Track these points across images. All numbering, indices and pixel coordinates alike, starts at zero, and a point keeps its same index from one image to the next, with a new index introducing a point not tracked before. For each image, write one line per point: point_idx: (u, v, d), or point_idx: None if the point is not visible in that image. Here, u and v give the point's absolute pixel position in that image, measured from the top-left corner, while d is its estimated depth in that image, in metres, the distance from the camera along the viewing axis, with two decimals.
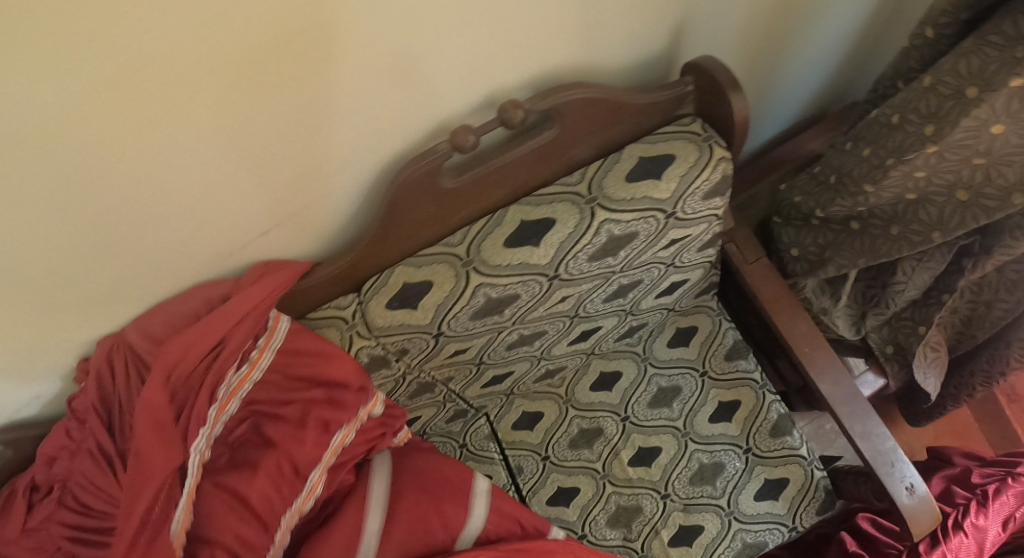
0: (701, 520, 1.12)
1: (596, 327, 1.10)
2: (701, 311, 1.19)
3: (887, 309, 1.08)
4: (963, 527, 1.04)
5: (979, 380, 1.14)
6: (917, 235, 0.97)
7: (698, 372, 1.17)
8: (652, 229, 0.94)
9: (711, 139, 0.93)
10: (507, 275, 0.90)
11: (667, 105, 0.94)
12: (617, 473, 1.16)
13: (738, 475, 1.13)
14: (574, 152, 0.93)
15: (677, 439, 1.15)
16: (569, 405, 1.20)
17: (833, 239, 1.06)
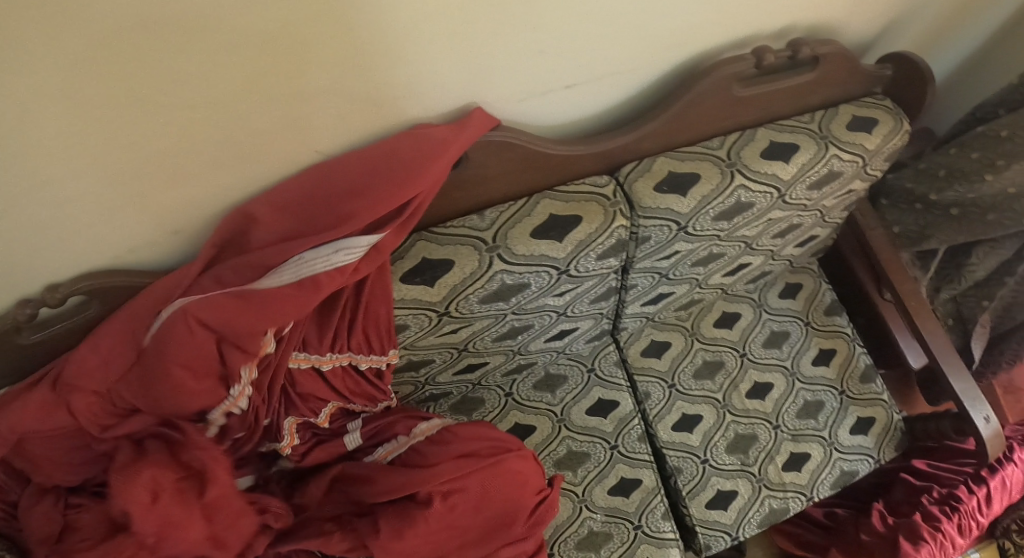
0: (808, 449, 1.24)
1: (749, 263, 1.19)
2: (805, 272, 1.34)
3: (959, 284, 1.32)
4: (1013, 460, 1.27)
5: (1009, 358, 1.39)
6: (1010, 220, 1.21)
7: (805, 322, 1.31)
8: (851, 173, 1.10)
9: (900, 115, 1.12)
10: (758, 181, 1.00)
11: (869, 78, 1.12)
12: (735, 404, 1.24)
13: (836, 413, 1.27)
14: (809, 102, 1.08)
15: (787, 378, 1.27)
16: (695, 339, 1.26)
17: (931, 221, 1.28)
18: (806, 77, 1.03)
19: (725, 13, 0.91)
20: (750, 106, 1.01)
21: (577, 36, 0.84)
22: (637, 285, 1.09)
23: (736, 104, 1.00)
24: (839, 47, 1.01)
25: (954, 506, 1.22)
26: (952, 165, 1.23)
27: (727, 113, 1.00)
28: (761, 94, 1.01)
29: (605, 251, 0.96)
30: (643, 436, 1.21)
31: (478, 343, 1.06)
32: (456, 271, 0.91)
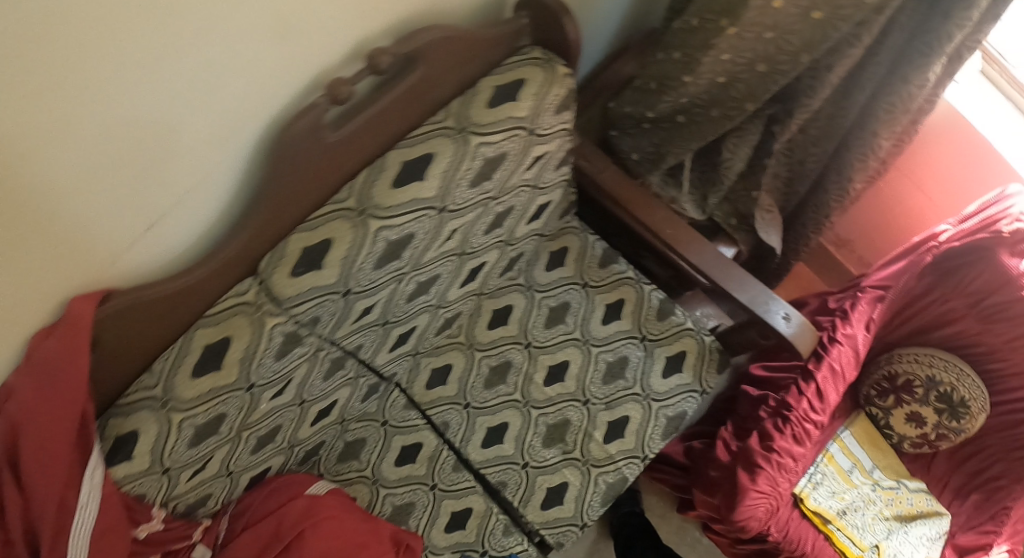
0: (625, 411, 1.21)
1: (481, 263, 1.16)
2: (570, 232, 1.29)
3: (724, 184, 1.26)
4: (836, 339, 1.21)
5: (812, 229, 1.37)
6: (735, 109, 1.14)
7: (581, 284, 1.26)
8: (519, 146, 1.02)
9: (554, 61, 1.03)
10: (398, 216, 0.94)
11: (505, 38, 1.01)
12: (536, 396, 1.22)
13: (642, 362, 1.23)
14: (439, 93, 0.99)
15: (581, 348, 1.24)
16: (474, 350, 1.24)
17: (665, 136, 1.22)
18: (413, 78, 0.93)
19: (280, 70, 0.81)
20: (362, 132, 0.92)
21: (135, 173, 0.73)
22: (364, 343, 1.09)
23: (342, 145, 0.91)
24: (429, 34, 0.90)
25: (787, 416, 1.16)
26: (656, 75, 1.15)
27: (341, 153, 0.92)
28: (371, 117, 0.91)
29: (280, 350, 0.97)
30: (458, 464, 1.20)
31: (238, 462, 1.05)
32: (146, 438, 0.88)
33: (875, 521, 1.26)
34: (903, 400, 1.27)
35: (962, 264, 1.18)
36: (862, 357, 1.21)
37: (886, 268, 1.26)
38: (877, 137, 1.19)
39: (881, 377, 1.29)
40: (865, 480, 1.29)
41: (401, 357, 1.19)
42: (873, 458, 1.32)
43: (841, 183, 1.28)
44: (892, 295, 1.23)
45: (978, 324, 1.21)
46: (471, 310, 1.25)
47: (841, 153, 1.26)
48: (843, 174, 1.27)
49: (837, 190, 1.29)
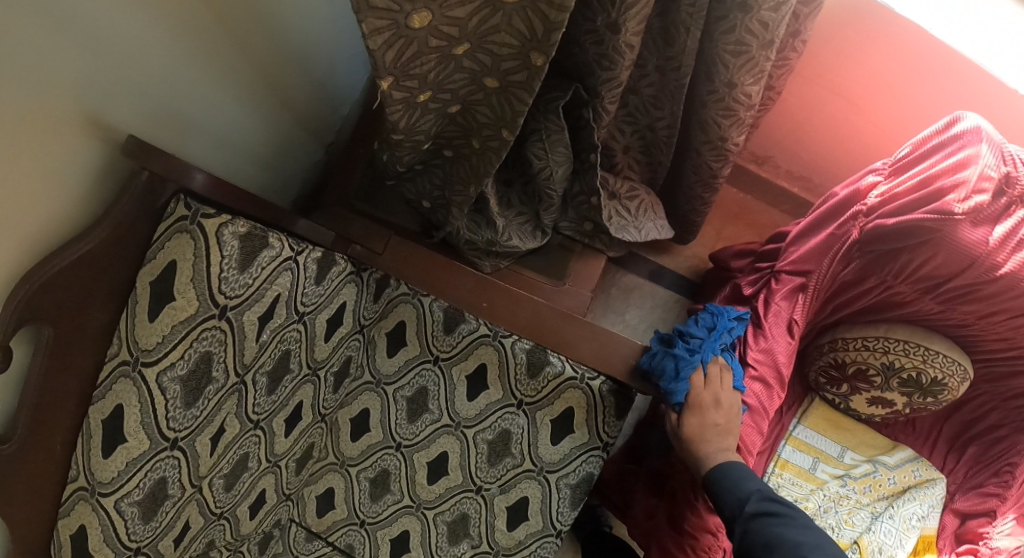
0: (522, 491, 1.09)
1: (295, 406, 1.06)
2: (403, 301, 1.09)
3: (552, 199, 1.03)
4: (749, 361, 1.02)
5: (701, 191, 1.11)
6: (493, 140, 0.88)
7: (431, 360, 1.11)
8: (221, 337, 0.90)
9: (199, 215, 0.84)
10: (122, 483, 0.88)
11: (139, 201, 0.82)
12: (424, 497, 1.12)
13: (525, 432, 1.09)
14: (100, 318, 0.85)
15: (455, 434, 1.11)
16: (348, 467, 1.13)
17: (443, 175, 0.99)
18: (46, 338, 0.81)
19: None
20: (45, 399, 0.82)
21: None
22: (212, 533, 1.03)
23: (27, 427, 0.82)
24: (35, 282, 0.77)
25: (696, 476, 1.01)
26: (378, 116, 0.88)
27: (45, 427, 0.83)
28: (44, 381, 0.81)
29: None
30: None
31: None
32: None
33: (852, 517, 1.11)
34: (859, 387, 1.08)
35: (900, 246, 0.93)
36: (786, 374, 1.02)
37: (802, 246, 1.04)
38: (734, 82, 0.91)
39: (829, 364, 1.08)
40: (832, 474, 1.12)
41: (271, 510, 1.11)
42: (840, 440, 1.14)
43: (711, 142, 1.02)
44: (815, 283, 1.01)
45: (937, 305, 0.97)
46: (327, 428, 1.13)
47: (695, 107, 1.00)
48: (709, 131, 1.00)
49: (710, 151, 1.03)
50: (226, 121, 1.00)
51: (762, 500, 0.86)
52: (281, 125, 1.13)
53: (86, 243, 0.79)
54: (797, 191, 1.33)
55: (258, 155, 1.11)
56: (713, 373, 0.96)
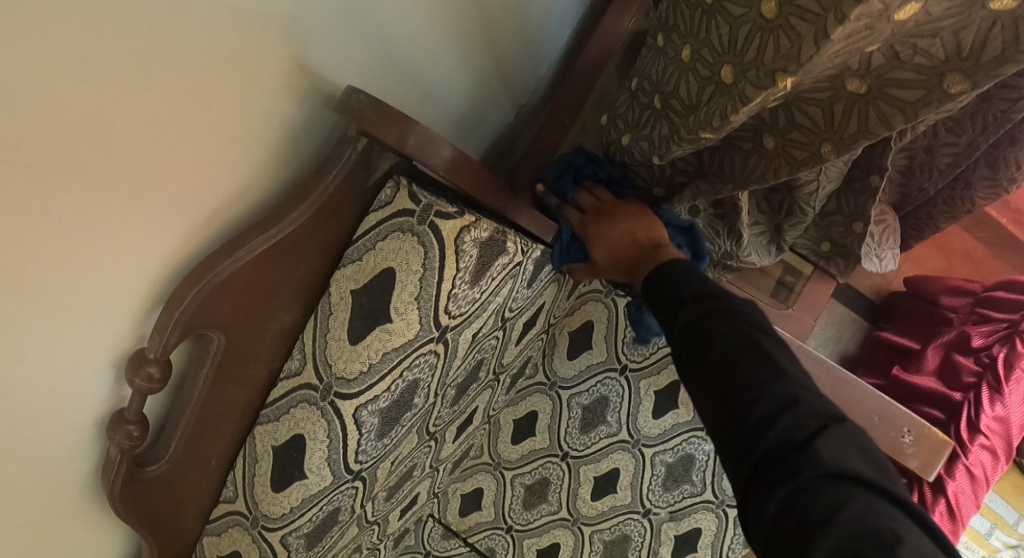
0: (695, 522, 1.00)
1: (470, 417, 0.93)
2: (593, 299, 0.96)
3: (804, 216, 0.88)
4: (982, 429, 0.93)
5: (943, 222, 0.99)
6: (803, 149, 0.72)
7: (618, 369, 0.98)
8: (434, 360, 0.75)
9: (431, 212, 0.68)
10: (294, 518, 0.78)
11: (353, 180, 0.69)
12: (585, 512, 1.02)
13: (711, 461, 0.98)
14: (293, 304, 0.74)
15: (631, 451, 0.99)
16: (502, 470, 1.03)
17: (699, 164, 0.85)
18: (218, 342, 0.70)
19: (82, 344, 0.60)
20: (217, 381, 0.73)
21: None
22: (365, 535, 0.94)
23: (187, 420, 0.73)
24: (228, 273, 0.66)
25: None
26: None
27: (215, 400, 0.74)
28: (219, 359, 0.72)
29: None
30: None
31: None
32: None
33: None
34: None
35: None
36: (1017, 446, 0.94)
37: None
38: None
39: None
40: (1007, 543, 1.05)
41: (417, 508, 1.02)
42: (1019, 508, 1.08)
43: (995, 180, 0.89)
44: None
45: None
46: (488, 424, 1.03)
47: (998, 140, 0.86)
48: (999, 169, 0.87)
49: (986, 186, 0.90)
50: (449, 69, 0.85)
51: (697, 309, 0.66)
52: (487, 84, 0.96)
53: (276, 231, 0.67)
54: (1004, 222, 1.22)
55: (455, 114, 0.94)
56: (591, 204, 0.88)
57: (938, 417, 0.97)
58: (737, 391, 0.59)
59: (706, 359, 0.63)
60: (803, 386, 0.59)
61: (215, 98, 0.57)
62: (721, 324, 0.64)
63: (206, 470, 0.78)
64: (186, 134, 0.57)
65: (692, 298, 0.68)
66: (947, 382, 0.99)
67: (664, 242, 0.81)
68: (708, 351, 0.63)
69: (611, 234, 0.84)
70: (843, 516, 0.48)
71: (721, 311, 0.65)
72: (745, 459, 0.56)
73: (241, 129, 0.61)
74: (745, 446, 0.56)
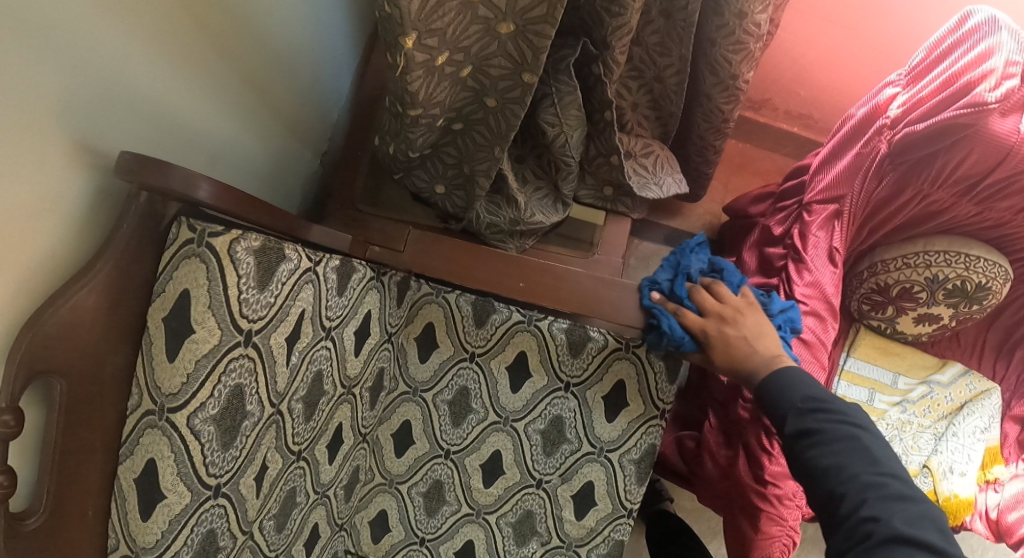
0: (586, 477, 1.03)
1: (335, 430, 1.00)
2: (428, 301, 1.04)
3: (570, 165, 0.98)
4: (798, 298, 0.99)
5: (712, 138, 1.08)
6: (513, 91, 0.84)
7: (468, 358, 1.04)
8: (250, 365, 0.83)
9: (206, 235, 0.76)
10: (168, 545, 0.80)
11: (141, 231, 0.78)
12: (483, 501, 1.06)
13: (578, 415, 1.03)
14: (114, 361, 0.80)
15: (505, 430, 1.04)
16: (398, 485, 1.07)
17: (456, 151, 0.95)
18: (61, 388, 0.76)
19: None
20: (73, 442, 0.78)
21: None
22: None
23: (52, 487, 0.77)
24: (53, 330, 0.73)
25: (768, 425, 0.97)
26: (388, 94, 0.83)
27: (74, 463, 0.78)
28: (65, 421, 0.77)
29: None
30: None
31: None
32: None
33: (916, 442, 1.12)
34: (905, 307, 1.07)
35: (935, 149, 0.91)
36: (837, 303, 0.98)
37: (827, 175, 1.02)
38: (745, 11, 0.88)
39: (872, 290, 1.07)
40: (890, 403, 1.13)
41: (327, 544, 1.05)
42: (892, 367, 1.14)
43: (721, 83, 0.99)
44: (849, 207, 0.98)
45: (975, 207, 0.96)
46: (369, 446, 1.08)
47: (703, 48, 0.96)
48: (718, 72, 0.97)
49: (720, 91, 1.00)
50: (225, 138, 0.96)
51: (810, 415, 0.78)
52: (275, 138, 1.07)
53: (83, 286, 0.74)
54: (797, 129, 1.30)
55: (255, 169, 1.04)
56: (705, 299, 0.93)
57: None
58: (833, 484, 0.72)
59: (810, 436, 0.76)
60: (891, 478, 0.70)
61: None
62: (830, 421, 0.76)
63: (88, 538, 0.82)
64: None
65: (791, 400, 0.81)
66: (770, 275, 1.06)
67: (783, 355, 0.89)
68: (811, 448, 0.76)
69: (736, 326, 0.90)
70: None
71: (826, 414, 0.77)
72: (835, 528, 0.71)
73: (35, 201, 0.70)
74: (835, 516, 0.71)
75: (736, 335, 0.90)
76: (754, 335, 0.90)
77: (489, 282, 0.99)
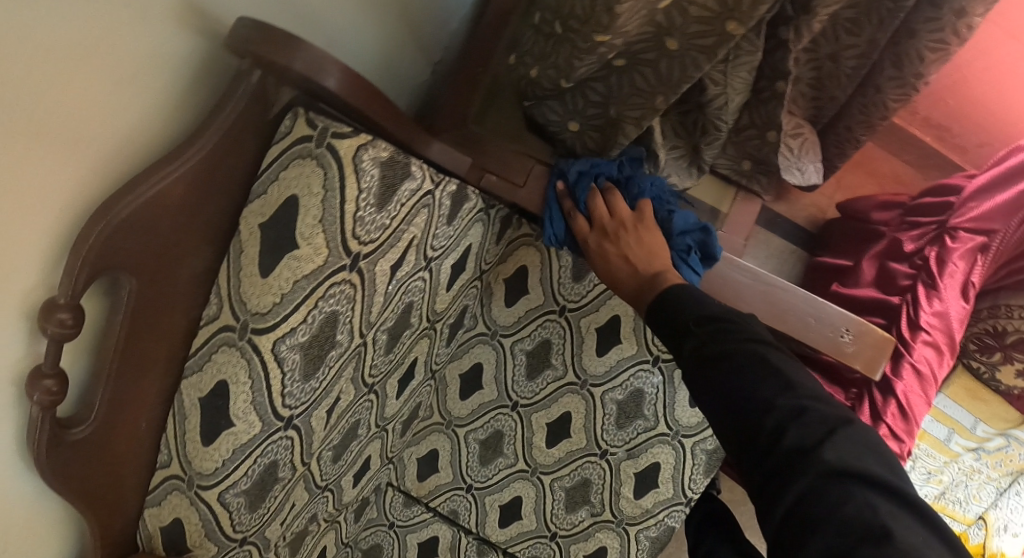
0: (653, 457, 0.99)
1: (411, 364, 0.92)
2: (525, 243, 0.96)
3: (720, 131, 0.89)
4: (922, 325, 0.93)
5: (861, 133, 1.00)
6: (700, 43, 0.74)
7: (557, 311, 0.97)
8: (351, 291, 0.75)
9: (328, 134, 0.68)
10: (228, 473, 0.77)
11: (247, 116, 0.70)
12: (542, 461, 1.01)
13: (661, 392, 0.97)
14: (193, 260, 0.74)
15: (581, 393, 0.98)
16: (455, 427, 1.02)
17: (605, 91, 0.85)
18: (130, 287, 0.70)
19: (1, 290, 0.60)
20: (137, 333, 0.72)
21: None
22: (319, 502, 0.93)
23: (109, 378, 0.72)
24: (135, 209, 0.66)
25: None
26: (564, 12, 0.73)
27: (136, 354, 0.73)
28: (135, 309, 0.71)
29: None
30: (483, 547, 1.07)
31: None
32: None
33: (979, 492, 1.09)
34: (1014, 357, 1.00)
35: None
36: (958, 339, 0.94)
37: (981, 202, 0.94)
38: (968, 9, 0.80)
39: (984, 331, 1.01)
40: (965, 448, 1.07)
41: (373, 475, 1.01)
42: (974, 412, 1.07)
43: (901, 78, 0.90)
44: (999, 245, 0.94)
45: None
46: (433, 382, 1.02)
47: (897, 36, 0.87)
48: (903, 66, 0.88)
49: (895, 87, 0.91)
50: (349, 25, 0.86)
51: (705, 332, 0.65)
52: (395, 35, 0.96)
53: (170, 172, 0.67)
54: (930, 140, 1.21)
55: (369, 65, 0.93)
56: (606, 208, 0.85)
57: (880, 323, 0.98)
58: (747, 410, 0.58)
59: (712, 356, 0.63)
60: (813, 395, 0.58)
61: (97, 28, 0.58)
62: (723, 335, 0.64)
63: (137, 437, 0.77)
64: (71, 58, 0.57)
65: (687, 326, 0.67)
66: (886, 290, 1.00)
67: (664, 270, 0.80)
68: (717, 362, 0.62)
69: (621, 239, 0.83)
70: (846, 515, 0.49)
71: (730, 330, 0.64)
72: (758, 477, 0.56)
73: (124, 69, 0.62)
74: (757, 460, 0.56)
75: (616, 253, 0.83)
76: (637, 250, 0.82)
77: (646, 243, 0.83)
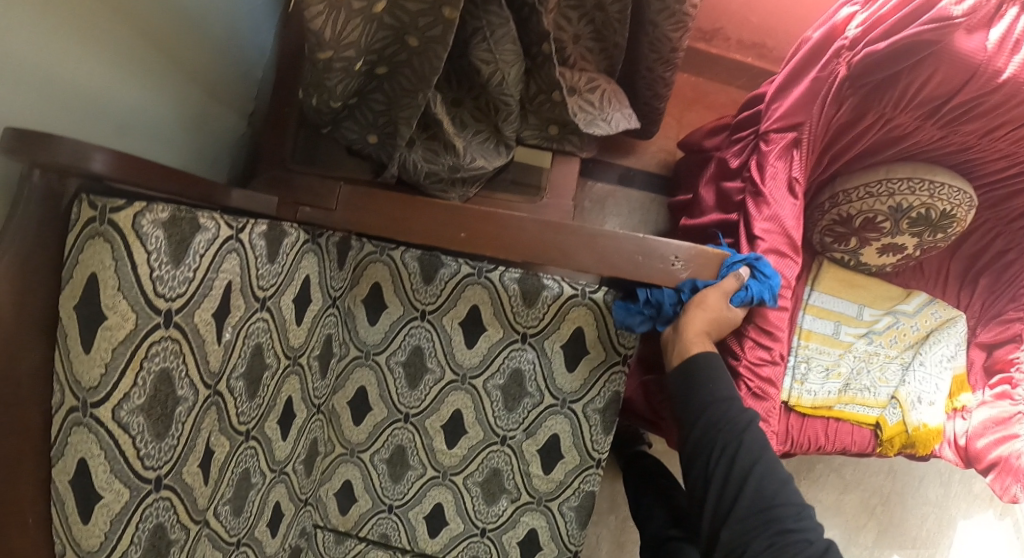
0: (550, 430, 1.00)
1: (285, 404, 0.95)
2: (372, 261, 1.00)
3: (507, 106, 0.92)
4: (757, 234, 0.95)
5: (660, 69, 1.03)
6: (434, 27, 0.78)
7: (419, 316, 0.99)
8: (176, 347, 0.78)
9: (107, 211, 0.70)
10: (114, 546, 0.77)
11: (40, 214, 0.69)
12: (448, 463, 1.02)
13: (538, 366, 0.99)
14: (31, 359, 0.71)
15: (464, 389, 1.00)
16: (359, 454, 1.04)
17: (384, 97, 0.89)
18: None
19: None
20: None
21: None
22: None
23: None
24: None
25: (736, 369, 0.94)
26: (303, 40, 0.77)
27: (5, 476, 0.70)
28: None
29: None
30: None
31: None
32: None
33: (883, 373, 1.10)
34: (869, 238, 1.03)
35: (897, 70, 0.87)
36: (796, 236, 0.95)
37: (783, 101, 0.97)
38: None
39: (834, 221, 1.04)
40: (855, 335, 1.09)
41: (293, 520, 1.03)
42: (856, 299, 1.10)
43: (666, 8, 0.93)
44: (806, 136, 0.94)
45: (939, 130, 0.93)
46: (326, 416, 1.04)
47: None
48: None
49: (665, 17, 0.94)
50: (138, 102, 0.90)
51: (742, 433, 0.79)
52: (190, 99, 1.00)
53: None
54: (751, 59, 1.24)
55: (168, 135, 0.97)
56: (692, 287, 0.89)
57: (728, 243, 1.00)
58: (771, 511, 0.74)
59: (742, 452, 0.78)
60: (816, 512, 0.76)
61: None
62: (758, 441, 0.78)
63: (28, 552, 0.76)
64: None
65: (746, 421, 0.80)
66: (727, 208, 1.03)
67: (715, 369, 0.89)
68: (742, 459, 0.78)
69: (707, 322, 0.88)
70: None
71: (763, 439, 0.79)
72: (739, 528, 0.74)
73: None
74: (740, 523, 0.75)
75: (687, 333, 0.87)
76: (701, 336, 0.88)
77: (431, 234, 0.92)
